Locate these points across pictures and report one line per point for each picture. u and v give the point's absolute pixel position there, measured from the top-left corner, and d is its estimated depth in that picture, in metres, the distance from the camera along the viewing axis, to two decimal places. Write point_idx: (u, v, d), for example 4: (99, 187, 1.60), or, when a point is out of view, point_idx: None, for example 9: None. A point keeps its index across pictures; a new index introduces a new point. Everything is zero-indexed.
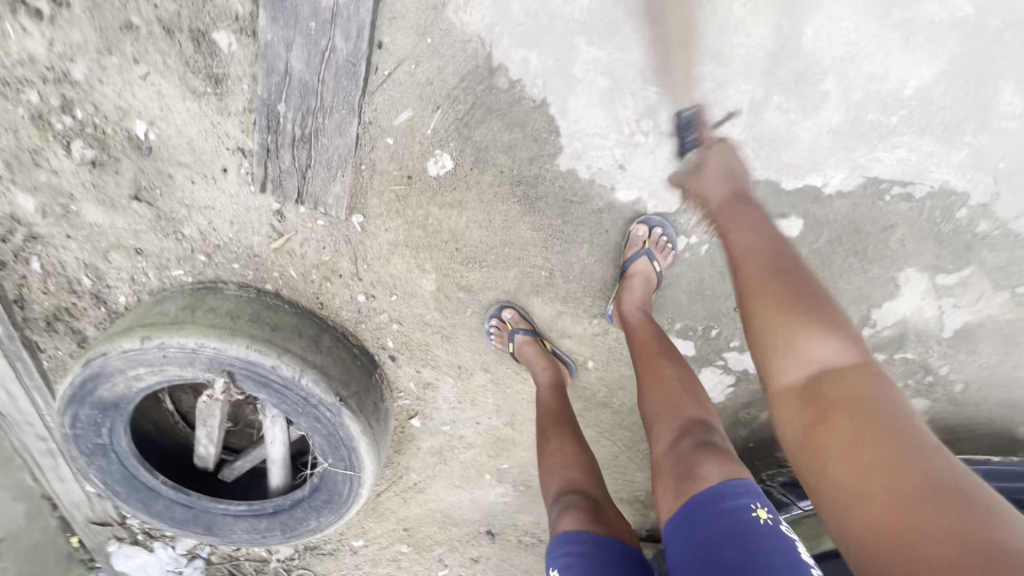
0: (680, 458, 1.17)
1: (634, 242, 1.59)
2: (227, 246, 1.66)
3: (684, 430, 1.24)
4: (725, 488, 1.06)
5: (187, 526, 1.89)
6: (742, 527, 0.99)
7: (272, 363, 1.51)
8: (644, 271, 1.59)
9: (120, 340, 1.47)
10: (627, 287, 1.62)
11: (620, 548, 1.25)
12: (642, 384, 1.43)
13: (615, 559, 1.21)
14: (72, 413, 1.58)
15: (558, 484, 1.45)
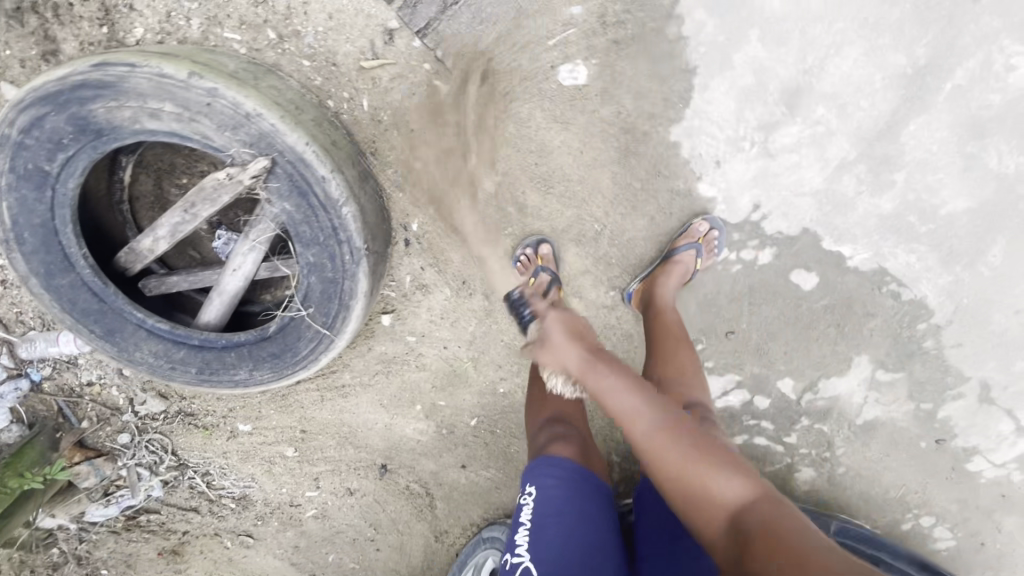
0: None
1: (691, 234, 1.67)
2: (308, 38, 1.46)
3: (687, 408, 1.48)
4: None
5: (82, 322, 1.52)
6: None
7: (324, 174, 1.31)
8: (687, 263, 1.68)
9: (163, 62, 1.19)
10: (666, 271, 1.69)
11: (595, 481, 1.40)
12: (656, 361, 1.61)
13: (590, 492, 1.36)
14: (36, 116, 1.21)
15: (551, 411, 1.57)
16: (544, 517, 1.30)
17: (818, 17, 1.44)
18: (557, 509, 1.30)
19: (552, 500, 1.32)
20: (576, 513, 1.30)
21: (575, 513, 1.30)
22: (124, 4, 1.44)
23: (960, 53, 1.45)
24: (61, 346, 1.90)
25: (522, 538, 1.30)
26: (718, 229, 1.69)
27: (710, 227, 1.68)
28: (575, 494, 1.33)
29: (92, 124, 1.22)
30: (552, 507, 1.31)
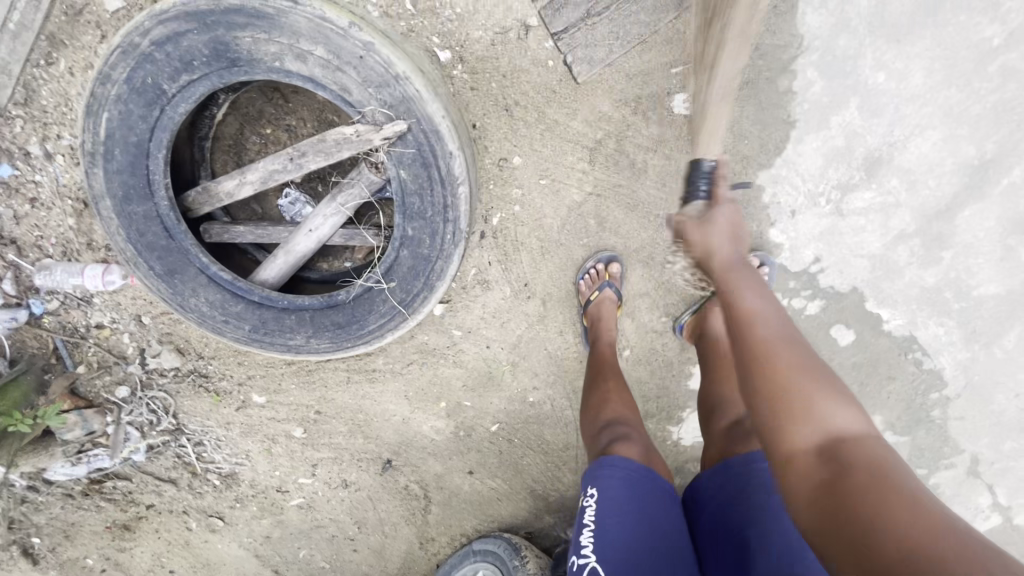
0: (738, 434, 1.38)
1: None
2: (444, 18, 1.47)
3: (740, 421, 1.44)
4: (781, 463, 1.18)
5: (142, 256, 1.41)
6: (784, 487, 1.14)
7: (452, 150, 1.30)
8: None
9: (325, 5, 1.16)
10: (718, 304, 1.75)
11: (663, 484, 1.28)
12: (714, 383, 1.59)
13: (656, 494, 1.24)
14: (174, 31, 1.15)
15: (610, 413, 1.47)
16: (607, 522, 1.20)
17: (914, 97, 1.55)
18: (619, 510, 1.20)
19: (613, 501, 1.21)
20: (640, 517, 1.19)
21: (640, 517, 1.19)
22: None
23: (1020, 155, 1.61)
24: (82, 281, 1.74)
25: (586, 539, 1.21)
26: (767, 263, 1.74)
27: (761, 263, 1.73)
28: (636, 494, 1.23)
29: (232, 50, 1.17)
30: (614, 509, 1.21)
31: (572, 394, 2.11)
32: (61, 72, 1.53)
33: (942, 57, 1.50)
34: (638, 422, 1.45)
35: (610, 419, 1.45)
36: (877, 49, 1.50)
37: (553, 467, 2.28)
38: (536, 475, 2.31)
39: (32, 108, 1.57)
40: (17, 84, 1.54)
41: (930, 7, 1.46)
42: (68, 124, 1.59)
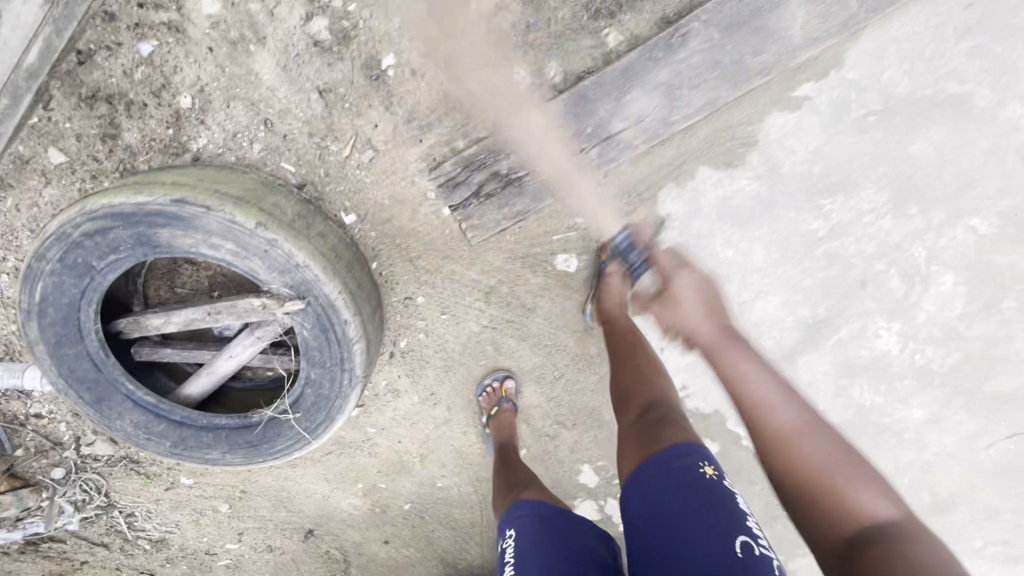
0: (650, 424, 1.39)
1: (605, 248, 1.76)
2: (355, 187, 1.67)
3: (650, 406, 1.46)
4: (676, 453, 1.27)
5: (73, 386, 1.60)
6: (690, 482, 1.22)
7: (346, 318, 1.52)
8: (621, 272, 1.73)
9: (235, 209, 1.37)
10: (605, 286, 1.75)
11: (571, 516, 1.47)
12: (618, 370, 1.60)
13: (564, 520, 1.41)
14: (103, 226, 1.35)
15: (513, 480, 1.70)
16: (522, 550, 1.35)
17: (756, 269, 1.83)
18: (531, 536, 1.37)
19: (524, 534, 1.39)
20: (548, 533, 1.36)
21: (549, 534, 1.35)
22: (197, 116, 1.59)
23: (846, 318, 1.90)
24: (23, 382, 1.90)
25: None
26: (632, 229, 1.74)
27: (625, 230, 1.74)
28: (542, 520, 1.40)
29: (153, 240, 1.38)
30: (527, 538, 1.37)
31: (477, 480, 2.36)
32: (9, 207, 1.70)
33: (778, 241, 1.77)
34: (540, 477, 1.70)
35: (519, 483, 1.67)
36: (725, 233, 1.76)
37: (461, 540, 2.53)
38: (446, 546, 2.55)
39: None
40: None
41: (765, 204, 1.71)
42: (13, 249, 1.76)
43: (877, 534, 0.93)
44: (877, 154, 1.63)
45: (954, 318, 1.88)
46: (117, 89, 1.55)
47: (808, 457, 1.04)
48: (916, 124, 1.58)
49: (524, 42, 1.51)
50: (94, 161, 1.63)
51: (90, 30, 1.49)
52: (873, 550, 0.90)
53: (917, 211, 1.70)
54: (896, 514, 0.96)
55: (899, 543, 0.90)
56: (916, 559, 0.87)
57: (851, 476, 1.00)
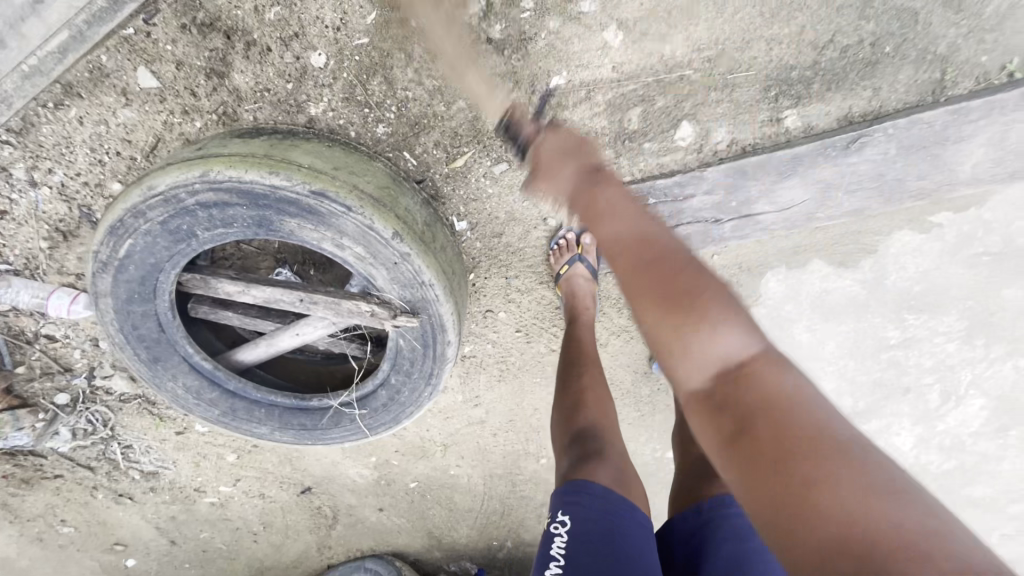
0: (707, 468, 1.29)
1: None
2: (474, 195, 1.55)
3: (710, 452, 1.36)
4: (726, 500, 1.16)
5: (130, 341, 1.45)
6: (745, 532, 1.10)
7: (451, 339, 1.45)
8: None
9: (375, 215, 1.24)
10: None
11: (640, 517, 1.13)
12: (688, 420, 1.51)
13: (634, 534, 1.08)
14: (224, 198, 1.19)
15: (584, 420, 1.30)
16: (581, 560, 1.03)
17: (822, 357, 1.90)
18: (594, 544, 1.04)
19: (591, 536, 1.05)
20: (614, 551, 1.03)
21: (618, 554, 1.03)
22: (325, 79, 1.39)
23: (880, 414, 2.04)
24: (46, 304, 1.71)
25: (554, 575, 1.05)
26: None
27: None
28: (608, 523, 1.08)
29: (276, 224, 1.25)
30: (592, 542, 1.05)
31: (488, 475, 2.43)
32: (69, 117, 1.44)
33: (852, 339, 1.85)
34: (614, 435, 1.28)
35: (586, 426, 1.28)
36: (810, 320, 1.81)
37: (454, 521, 2.61)
38: (437, 523, 2.63)
39: (27, 139, 1.47)
40: (14, 115, 1.43)
41: (858, 305, 1.77)
42: (64, 163, 1.51)
43: (754, 405, 0.76)
44: (973, 288, 1.70)
45: (966, 433, 2.08)
46: (241, 24, 1.33)
47: (676, 290, 0.88)
48: (1019, 273, 1.67)
49: (702, 100, 1.41)
50: (191, 96, 1.40)
51: None
52: (751, 430, 0.73)
53: (982, 343, 1.83)
54: (755, 358, 0.81)
55: (779, 411, 0.73)
56: (812, 438, 0.69)
57: (692, 338, 0.83)
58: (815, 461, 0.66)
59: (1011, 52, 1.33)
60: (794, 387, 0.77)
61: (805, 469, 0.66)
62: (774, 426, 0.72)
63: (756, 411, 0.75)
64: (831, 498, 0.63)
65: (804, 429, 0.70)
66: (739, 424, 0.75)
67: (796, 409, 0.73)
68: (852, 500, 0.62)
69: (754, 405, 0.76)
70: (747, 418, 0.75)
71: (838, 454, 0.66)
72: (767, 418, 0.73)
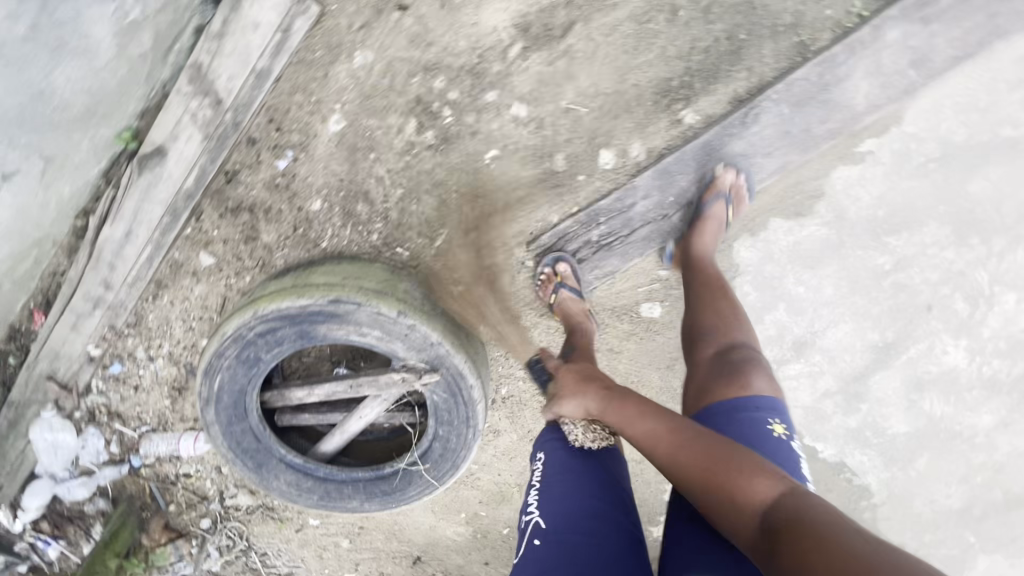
0: (722, 370, 1.36)
1: (716, 185, 1.66)
2: (461, 263, 1.88)
3: (730, 350, 1.40)
4: (740, 404, 1.27)
5: (238, 455, 1.86)
6: (757, 434, 1.21)
7: (472, 382, 1.73)
8: (718, 219, 1.67)
9: (381, 303, 1.60)
10: (700, 229, 1.68)
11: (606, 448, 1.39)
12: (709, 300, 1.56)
13: (592, 458, 1.34)
14: (272, 325, 1.60)
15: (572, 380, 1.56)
16: (549, 479, 1.31)
17: (826, 302, 1.99)
18: (559, 468, 1.32)
19: (555, 463, 1.34)
20: (571, 468, 1.31)
21: (575, 472, 1.29)
22: (324, 216, 1.82)
23: (914, 339, 2.04)
24: (178, 448, 2.22)
25: (533, 499, 1.31)
26: (744, 173, 1.68)
27: (736, 175, 1.67)
28: (574, 453, 1.35)
29: (313, 333, 1.62)
30: (555, 467, 1.33)
31: None
32: (164, 303, 1.96)
33: (846, 276, 1.93)
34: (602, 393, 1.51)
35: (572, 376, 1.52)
36: (796, 272, 1.92)
37: None
38: None
39: (141, 328, 2.00)
40: (130, 313, 1.97)
41: (834, 245, 1.87)
42: (168, 337, 2.02)
43: (674, 452, 1.19)
44: (937, 195, 1.77)
45: (1019, 331, 2.01)
46: (257, 200, 1.80)
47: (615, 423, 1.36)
48: (975, 166, 1.73)
49: (609, 129, 1.69)
50: (238, 260, 1.88)
51: (236, 154, 1.72)
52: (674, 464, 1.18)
53: (979, 240, 1.84)
54: (677, 429, 1.21)
55: (688, 446, 1.17)
56: (705, 458, 1.13)
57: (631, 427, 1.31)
58: (713, 467, 1.10)
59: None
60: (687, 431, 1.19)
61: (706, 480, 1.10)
62: (685, 458, 1.16)
63: (676, 455, 1.18)
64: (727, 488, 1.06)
65: (707, 454, 1.13)
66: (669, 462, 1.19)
67: (696, 443, 1.16)
68: (732, 486, 1.05)
69: (671, 449, 1.20)
70: (667, 454, 1.20)
71: (719, 459, 1.11)
72: (677, 451, 1.18)
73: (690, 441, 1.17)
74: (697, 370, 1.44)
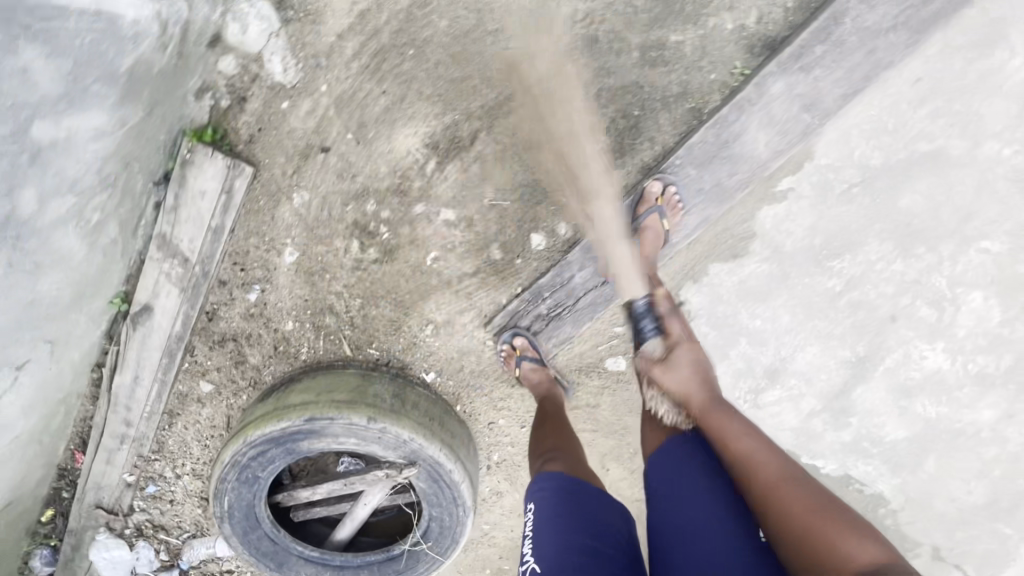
0: (686, 403, 1.43)
1: (648, 198, 1.68)
2: (428, 353, 2.03)
3: (683, 384, 1.48)
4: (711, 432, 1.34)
5: (260, 558, 2.05)
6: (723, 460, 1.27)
7: (451, 468, 1.86)
8: (655, 227, 1.69)
9: (351, 413, 1.76)
10: (639, 242, 1.72)
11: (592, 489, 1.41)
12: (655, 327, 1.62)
13: (578, 497, 1.37)
14: (261, 448, 1.79)
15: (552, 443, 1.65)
16: (539, 525, 1.34)
17: (788, 329, 2.01)
18: (548, 512, 1.36)
19: (545, 508, 1.37)
20: (558, 510, 1.34)
21: (563, 513, 1.33)
22: (299, 333, 2.00)
23: (887, 349, 2.03)
24: (217, 549, 2.44)
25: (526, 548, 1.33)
26: (672, 182, 1.68)
27: (665, 185, 1.68)
28: (561, 501, 1.37)
29: (297, 448, 1.81)
30: (545, 512, 1.36)
31: None
32: (179, 428, 2.18)
33: (800, 303, 1.95)
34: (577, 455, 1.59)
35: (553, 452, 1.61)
36: (748, 307, 1.96)
37: None
38: None
39: (165, 452, 2.24)
40: (152, 442, 2.20)
41: (780, 277, 1.90)
42: (189, 456, 2.24)
43: (782, 484, 1.16)
44: (870, 215, 1.78)
45: (995, 326, 1.97)
46: (238, 330, 1.99)
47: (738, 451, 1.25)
48: (902, 182, 1.73)
49: (534, 215, 1.80)
50: (233, 383, 2.08)
51: (212, 296, 1.92)
52: (777, 493, 1.14)
53: (925, 249, 1.84)
54: (783, 466, 1.20)
55: (799, 484, 1.15)
56: (817, 501, 1.12)
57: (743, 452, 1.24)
58: (821, 513, 1.09)
59: (731, 60, 1.59)
60: (792, 470, 1.19)
61: (822, 518, 1.08)
62: (791, 495, 1.13)
63: (791, 490, 1.14)
64: (838, 532, 1.06)
65: (813, 501, 1.12)
66: (773, 491, 1.15)
67: (809, 486, 1.16)
68: (842, 532, 1.06)
69: (781, 481, 1.16)
70: (782, 486, 1.15)
71: (824, 505, 1.11)
72: (786, 485, 1.15)
73: (787, 479, 1.16)
74: (701, 385, 1.43)
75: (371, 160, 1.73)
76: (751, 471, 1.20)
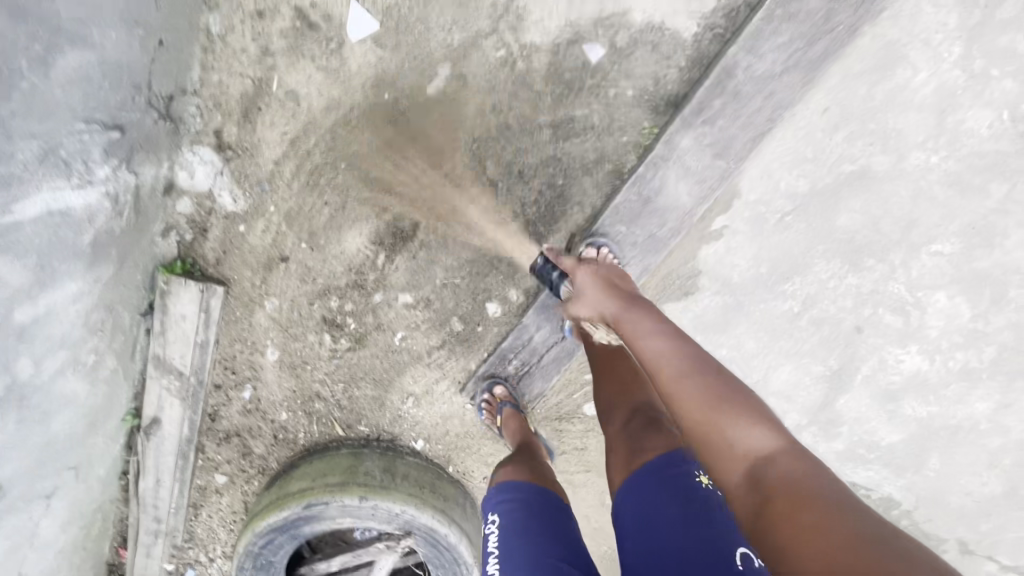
0: (635, 432, 1.43)
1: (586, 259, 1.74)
2: (414, 423, 2.14)
3: (636, 412, 1.49)
4: (671, 456, 1.32)
5: None
6: (688, 490, 1.24)
7: (446, 531, 1.98)
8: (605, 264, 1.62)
9: (344, 495, 1.92)
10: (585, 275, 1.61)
11: (554, 500, 1.47)
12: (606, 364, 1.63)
13: (543, 507, 1.42)
14: (270, 536, 1.97)
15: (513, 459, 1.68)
16: (507, 540, 1.38)
17: (755, 353, 2.03)
18: (514, 526, 1.39)
19: (510, 521, 1.41)
20: (525, 524, 1.38)
21: (530, 526, 1.37)
22: (292, 421, 2.13)
23: (860, 359, 2.03)
24: None
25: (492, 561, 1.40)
26: (604, 244, 1.75)
27: (599, 247, 1.75)
28: (532, 513, 1.41)
29: (302, 530, 2.00)
30: (511, 526, 1.40)
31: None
32: (205, 517, 2.37)
33: (762, 328, 1.98)
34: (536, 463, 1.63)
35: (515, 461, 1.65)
36: (710, 338, 2.00)
37: None
38: None
39: (197, 539, 2.42)
40: (184, 532, 2.40)
41: (735, 307, 1.94)
42: (217, 542, 2.42)
43: (705, 397, 1.09)
44: (810, 238, 1.81)
45: (969, 322, 1.93)
46: (239, 426, 2.14)
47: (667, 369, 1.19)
48: (834, 204, 1.75)
49: (486, 287, 1.91)
50: (244, 470, 2.23)
51: (211, 399, 2.09)
52: (703, 408, 1.07)
53: (874, 261, 1.84)
54: (717, 385, 1.10)
55: (723, 401, 1.08)
56: (731, 414, 1.05)
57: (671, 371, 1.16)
58: (738, 430, 1.03)
59: (638, 122, 1.66)
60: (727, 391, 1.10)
61: (738, 446, 1.01)
62: (717, 414, 1.06)
63: (712, 403, 1.08)
64: (756, 460, 0.98)
65: (736, 412, 1.05)
66: (699, 408, 1.08)
67: (736, 404, 1.07)
68: (762, 463, 0.97)
69: (706, 393, 1.09)
70: (701, 400, 1.09)
71: (747, 424, 1.03)
72: (710, 402, 1.08)
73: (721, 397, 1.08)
74: (609, 294, 1.46)
75: (327, 261, 1.87)
76: (685, 385, 1.13)
